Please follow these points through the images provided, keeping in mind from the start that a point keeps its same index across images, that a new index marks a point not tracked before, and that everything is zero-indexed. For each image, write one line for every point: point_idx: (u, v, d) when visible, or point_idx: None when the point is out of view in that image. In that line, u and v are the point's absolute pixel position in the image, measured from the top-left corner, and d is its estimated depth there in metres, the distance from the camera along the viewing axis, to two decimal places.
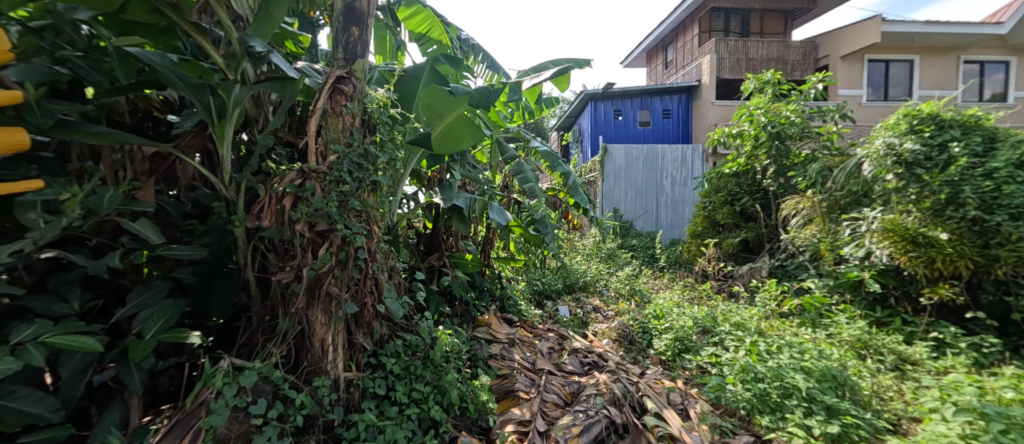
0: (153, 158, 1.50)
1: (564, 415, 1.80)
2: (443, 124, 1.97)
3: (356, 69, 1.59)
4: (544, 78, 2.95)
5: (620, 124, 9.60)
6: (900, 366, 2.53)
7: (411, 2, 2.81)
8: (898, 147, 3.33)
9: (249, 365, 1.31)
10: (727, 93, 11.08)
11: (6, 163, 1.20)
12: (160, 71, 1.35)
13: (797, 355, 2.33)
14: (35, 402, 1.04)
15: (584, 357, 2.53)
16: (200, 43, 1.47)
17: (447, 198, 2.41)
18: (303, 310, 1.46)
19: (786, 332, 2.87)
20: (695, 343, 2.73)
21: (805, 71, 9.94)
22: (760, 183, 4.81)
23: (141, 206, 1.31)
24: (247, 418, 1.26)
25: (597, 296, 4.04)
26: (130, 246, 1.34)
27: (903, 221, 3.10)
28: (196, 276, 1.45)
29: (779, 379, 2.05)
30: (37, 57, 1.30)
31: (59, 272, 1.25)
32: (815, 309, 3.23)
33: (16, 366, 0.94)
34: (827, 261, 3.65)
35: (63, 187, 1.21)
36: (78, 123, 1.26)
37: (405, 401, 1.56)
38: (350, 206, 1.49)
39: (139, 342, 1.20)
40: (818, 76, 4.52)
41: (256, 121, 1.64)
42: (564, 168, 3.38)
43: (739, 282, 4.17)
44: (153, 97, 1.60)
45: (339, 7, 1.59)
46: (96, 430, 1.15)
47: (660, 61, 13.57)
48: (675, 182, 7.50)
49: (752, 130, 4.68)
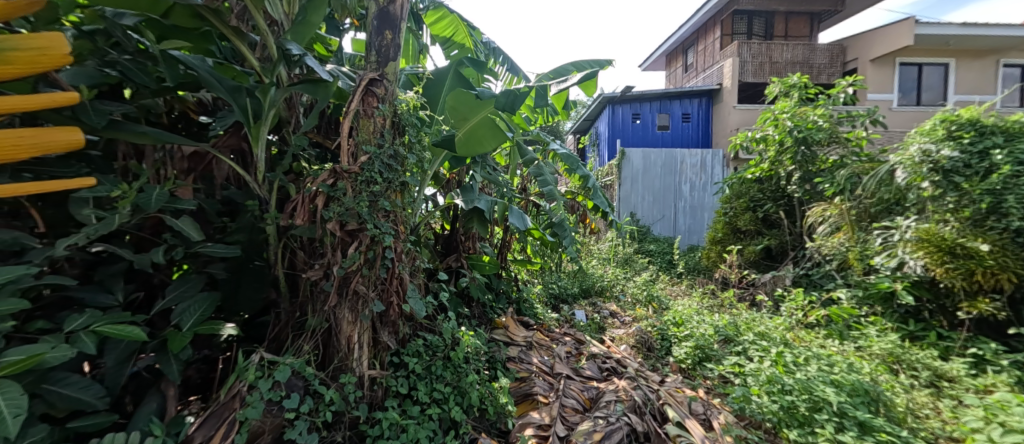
0: (192, 157, 1.60)
1: (584, 421, 1.79)
2: (468, 126, 2.04)
3: (388, 72, 1.61)
4: (572, 82, 2.95)
5: (639, 128, 9.48)
6: (936, 383, 2.42)
7: (438, 6, 2.89)
8: (935, 153, 3.20)
9: (281, 360, 1.34)
10: (750, 96, 10.86)
11: (62, 162, 1.27)
12: (201, 75, 1.43)
13: (826, 367, 2.25)
14: (83, 389, 1.09)
15: (603, 362, 2.50)
16: (239, 49, 1.54)
17: (468, 200, 2.43)
18: (331, 307, 1.48)
19: (813, 343, 2.76)
20: (717, 352, 2.67)
21: (832, 74, 9.60)
22: (784, 189, 4.69)
23: (184, 204, 1.35)
24: (280, 412, 1.28)
25: (614, 301, 3.99)
26: (172, 242, 1.39)
27: (939, 231, 2.98)
28: (227, 272, 1.51)
29: (807, 391, 1.97)
30: (89, 60, 1.39)
31: (104, 265, 1.31)
32: (843, 320, 3.10)
33: (71, 354, 0.99)
34: (856, 271, 3.50)
35: (114, 185, 1.27)
36: (126, 124, 1.33)
37: (427, 400, 1.57)
38: (380, 206, 1.50)
39: (177, 334, 1.24)
40: (848, 80, 4.39)
41: (289, 122, 1.69)
42: (584, 171, 3.30)
43: (762, 290, 4.04)
44: (188, 98, 1.69)
45: (373, 11, 1.61)
46: (136, 418, 1.18)
47: (679, 64, 13.40)
48: (694, 187, 7.35)
49: (777, 135, 4.56)
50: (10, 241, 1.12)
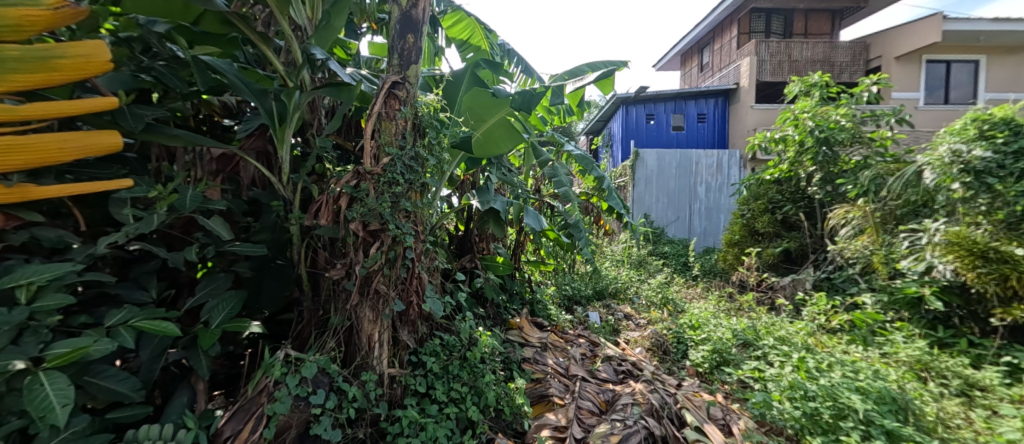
0: (220, 159, 1.64)
1: (600, 423, 1.78)
2: (484, 128, 2.05)
3: (410, 75, 1.63)
4: (588, 82, 2.94)
5: (653, 129, 9.38)
6: (967, 392, 2.33)
7: (455, 9, 2.92)
8: (966, 154, 3.09)
9: (306, 357, 1.37)
10: (768, 96, 10.64)
11: (101, 164, 1.33)
12: (229, 80, 1.48)
13: (850, 374, 2.18)
14: (120, 381, 1.13)
15: (618, 365, 2.49)
16: (265, 53, 1.58)
17: (484, 201, 2.44)
18: (352, 306, 1.51)
19: (836, 349, 2.69)
20: (735, 356, 2.63)
21: (855, 73, 9.34)
22: (804, 190, 4.58)
23: (215, 204, 1.40)
24: (306, 407, 1.31)
25: (628, 303, 3.96)
26: (203, 242, 1.43)
27: (970, 234, 2.87)
28: (252, 270, 1.54)
29: (832, 398, 1.92)
30: (126, 66, 1.45)
31: (138, 263, 1.36)
32: (867, 325, 3.01)
33: (112, 347, 1.04)
34: (881, 275, 3.40)
35: (150, 186, 1.32)
36: (160, 127, 1.39)
37: (445, 399, 1.59)
38: (401, 207, 1.52)
39: (207, 330, 1.28)
40: (872, 78, 4.28)
41: (312, 125, 1.73)
42: (599, 172, 3.28)
43: (781, 294, 3.95)
44: (214, 102, 1.74)
45: (395, 15, 1.63)
46: (169, 411, 1.23)
47: (695, 64, 13.21)
48: (710, 188, 7.24)
49: (797, 135, 4.46)
50: (55, 239, 1.17)
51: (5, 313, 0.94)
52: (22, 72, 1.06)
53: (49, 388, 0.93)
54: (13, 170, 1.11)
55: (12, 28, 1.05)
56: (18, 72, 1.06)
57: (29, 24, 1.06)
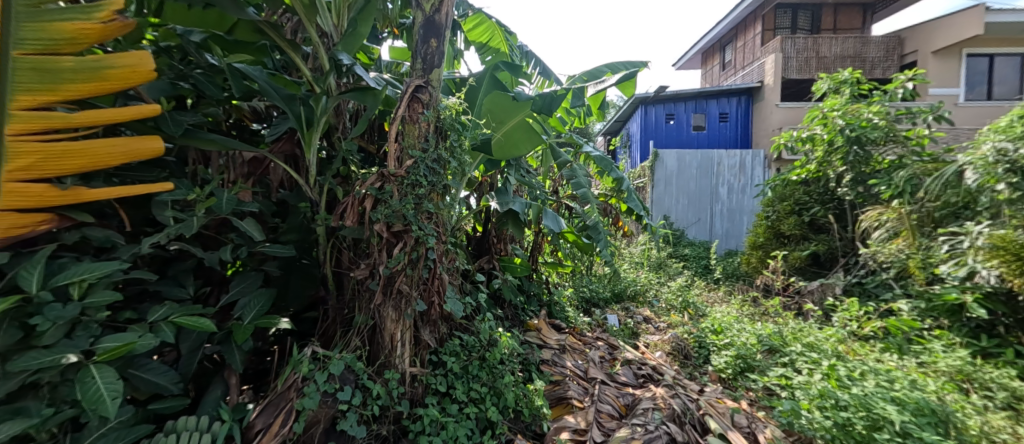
0: (251, 162, 1.70)
1: (620, 427, 1.76)
2: (504, 130, 2.06)
3: (433, 78, 1.66)
4: (609, 83, 2.92)
5: (673, 129, 9.22)
6: (1014, 405, 2.19)
7: (475, 12, 2.95)
8: (1013, 153, 2.92)
9: (333, 355, 1.40)
10: (795, 94, 10.31)
11: (144, 167, 1.41)
12: (261, 85, 1.54)
13: (885, 383, 2.09)
14: (161, 374, 1.19)
15: (638, 369, 2.45)
16: (294, 60, 1.63)
17: (503, 202, 2.46)
18: (376, 305, 1.54)
19: (869, 357, 2.58)
20: (760, 362, 2.55)
21: (888, 69, 8.97)
22: (833, 191, 4.42)
23: (249, 206, 1.45)
24: (333, 403, 1.34)
25: (647, 306, 3.90)
26: (237, 242, 1.49)
27: (1017, 237, 2.69)
28: (281, 269, 1.60)
29: (866, 408, 1.84)
30: (167, 74, 1.53)
31: (177, 261, 1.43)
32: (903, 333, 2.88)
33: (154, 343, 1.09)
34: (917, 281, 3.24)
35: (188, 189, 1.38)
36: (198, 132, 1.45)
37: (465, 399, 1.60)
38: (424, 208, 1.55)
39: (240, 326, 1.33)
40: (907, 74, 4.10)
41: (338, 128, 1.78)
42: (618, 173, 3.26)
43: (809, 299, 3.81)
44: (244, 107, 1.81)
45: (419, 20, 1.66)
46: (205, 403, 1.28)
47: (716, 62, 12.92)
48: (732, 189, 7.06)
49: (826, 134, 4.31)
50: (102, 239, 1.25)
51: (60, 308, 1.01)
52: (74, 82, 1.13)
53: (99, 381, 0.99)
54: (67, 174, 1.19)
55: (68, 42, 1.13)
56: (71, 82, 1.13)
57: (83, 37, 1.14)
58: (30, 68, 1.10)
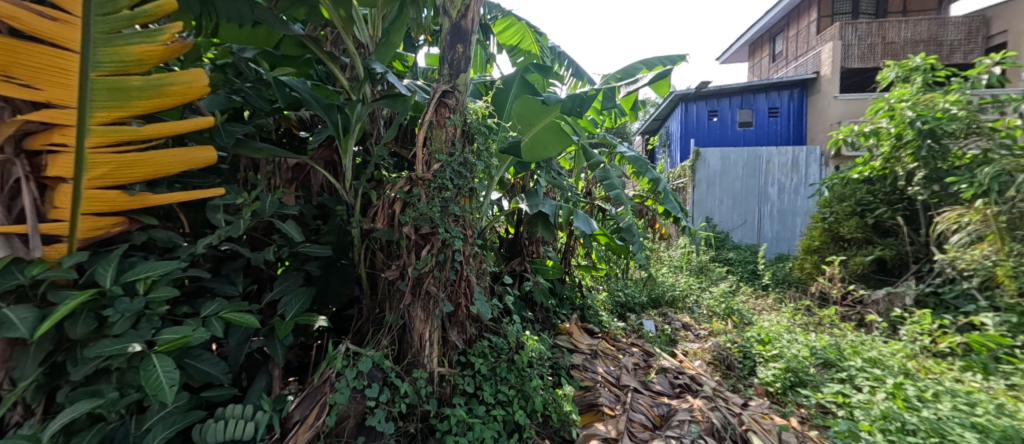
0: (295, 168, 1.82)
1: (653, 439, 1.69)
2: (533, 132, 2.04)
3: (459, 83, 1.68)
4: (644, 82, 2.84)
5: (717, 126, 8.79)
6: None
7: (506, 14, 2.97)
8: None
9: (364, 352, 1.46)
10: (858, 84, 9.48)
11: (201, 174, 1.54)
12: (302, 96, 1.64)
13: (963, 407, 1.86)
14: (212, 365, 1.29)
15: (675, 378, 2.35)
16: (332, 71, 1.72)
17: (532, 204, 2.47)
18: (405, 305, 1.58)
19: (944, 375, 2.30)
20: (814, 377, 2.35)
21: (970, 53, 8.03)
22: (902, 190, 4.01)
23: (290, 210, 1.55)
24: (362, 399, 1.40)
25: (687, 312, 3.73)
26: (280, 243, 1.59)
27: None
28: (320, 269, 1.69)
29: (938, 434, 1.63)
30: (221, 89, 1.67)
31: (229, 261, 1.55)
32: (988, 350, 2.54)
33: (206, 337, 1.18)
34: (1007, 291, 2.86)
35: (237, 194, 1.49)
36: (247, 141, 1.57)
37: (492, 401, 1.61)
38: (450, 211, 1.57)
39: (283, 322, 1.42)
40: (992, 57, 3.65)
41: (372, 134, 1.86)
42: (654, 174, 3.15)
43: (872, 309, 3.47)
44: (291, 117, 1.95)
45: (446, 27, 1.69)
46: (250, 393, 1.38)
47: (766, 53, 12.17)
48: (784, 189, 6.56)
49: (893, 127, 3.92)
50: (165, 239, 1.38)
51: (127, 302, 1.12)
52: (141, 99, 1.26)
53: (160, 369, 1.08)
54: (135, 181, 1.34)
55: (135, 63, 1.25)
56: (139, 99, 1.26)
57: (148, 58, 1.25)
58: (105, 87, 1.22)
